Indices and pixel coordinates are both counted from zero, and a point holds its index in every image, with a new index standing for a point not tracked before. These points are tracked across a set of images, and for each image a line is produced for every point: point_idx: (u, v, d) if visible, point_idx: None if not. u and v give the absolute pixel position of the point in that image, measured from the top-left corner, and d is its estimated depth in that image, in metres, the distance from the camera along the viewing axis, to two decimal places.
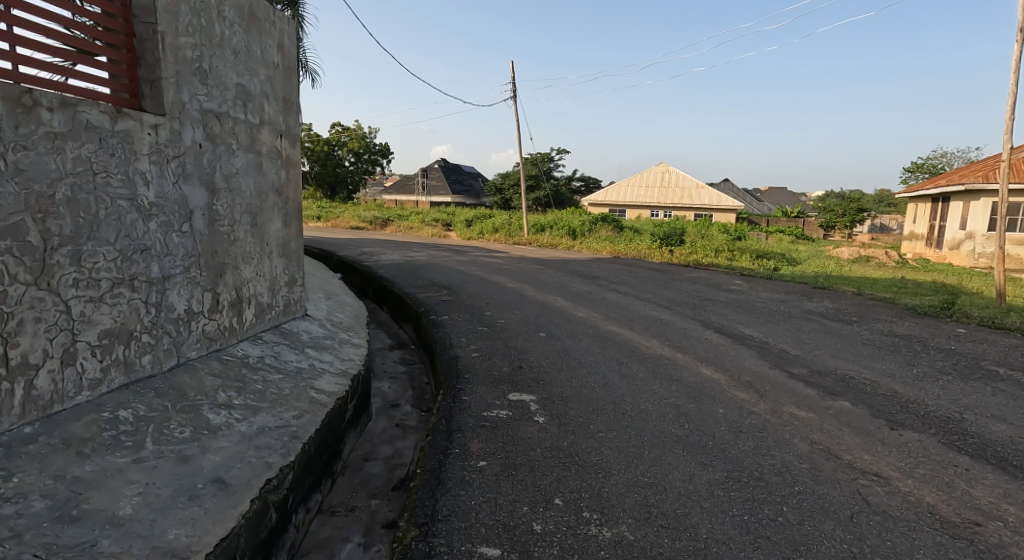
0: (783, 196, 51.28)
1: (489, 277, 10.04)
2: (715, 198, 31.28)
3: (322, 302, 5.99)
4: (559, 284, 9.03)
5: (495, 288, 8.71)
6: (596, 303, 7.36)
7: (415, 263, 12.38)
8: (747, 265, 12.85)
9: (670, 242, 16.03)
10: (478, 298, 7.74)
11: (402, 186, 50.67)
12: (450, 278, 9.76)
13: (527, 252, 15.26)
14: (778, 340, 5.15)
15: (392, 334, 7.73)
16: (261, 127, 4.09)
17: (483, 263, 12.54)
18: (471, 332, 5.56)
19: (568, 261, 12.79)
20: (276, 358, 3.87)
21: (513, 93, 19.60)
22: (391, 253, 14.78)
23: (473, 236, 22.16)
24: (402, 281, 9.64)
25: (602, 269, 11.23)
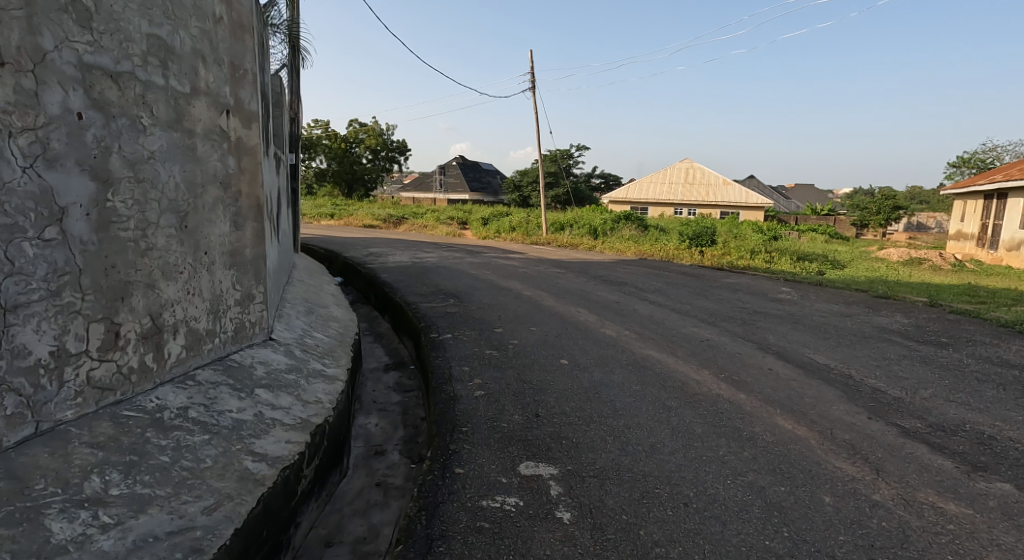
0: (811, 194, 49.50)
1: (503, 282, 9.02)
2: (743, 195, 29.89)
3: (299, 319, 4.99)
4: (582, 293, 7.98)
5: (509, 296, 7.69)
6: (625, 317, 6.31)
7: (423, 266, 11.42)
8: (790, 269, 11.64)
9: (700, 242, 14.86)
10: (488, 310, 6.71)
11: (419, 184, 49.87)
12: (458, 285, 8.76)
13: (545, 252, 14.23)
14: (864, 373, 4.05)
15: (389, 352, 6.74)
16: (194, 97, 3.08)
17: (498, 266, 11.53)
18: (477, 359, 4.53)
19: (591, 264, 11.70)
20: (207, 409, 2.87)
21: (531, 84, 18.55)
22: (400, 254, 13.86)
23: (489, 234, 21.18)
24: (405, 288, 8.67)
25: (629, 274, 10.15)
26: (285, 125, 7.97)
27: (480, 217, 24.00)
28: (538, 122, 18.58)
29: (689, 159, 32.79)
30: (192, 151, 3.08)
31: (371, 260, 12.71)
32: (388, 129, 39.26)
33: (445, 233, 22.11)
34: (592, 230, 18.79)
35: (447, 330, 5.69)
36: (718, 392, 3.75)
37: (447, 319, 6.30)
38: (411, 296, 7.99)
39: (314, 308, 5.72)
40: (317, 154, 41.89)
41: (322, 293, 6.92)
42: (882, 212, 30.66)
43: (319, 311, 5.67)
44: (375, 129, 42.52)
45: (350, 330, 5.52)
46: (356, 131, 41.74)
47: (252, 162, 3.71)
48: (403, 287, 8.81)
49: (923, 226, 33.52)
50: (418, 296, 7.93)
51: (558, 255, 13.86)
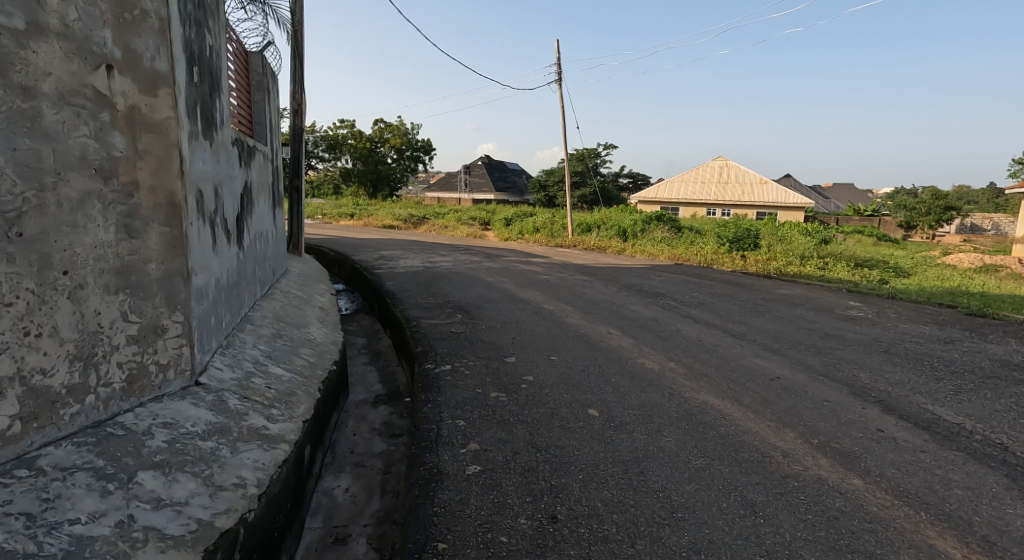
0: (851, 193, 47.31)
1: (521, 293, 7.95)
2: (781, 195, 28.29)
3: (256, 348, 3.95)
4: (611, 307, 6.85)
5: (526, 311, 6.59)
6: (666, 341, 5.19)
7: (436, 271, 10.42)
8: (849, 277, 10.32)
9: (742, 246, 13.55)
10: (500, 330, 5.64)
11: (444, 183, 49.05)
12: (470, 295, 7.75)
13: (571, 256, 13.11)
14: (1020, 444, 2.87)
15: (383, 381, 5.71)
16: (33, 38, 2.09)
17: (518, 272, 10.46)
18: (479, 408, 3.43)
19: (621, 270, 10.56)
20: (29, 524, 1.86)
21: (558, 74, 17.39)
22: (415, 257, 12.90)
23: (513, 235, 20.14)
24: (410, 299, 7.66)
25: (665, 283, 8.98)
26: (274, 115, 7.01)
27: (503, 218, 22.96)
28: (563, 116, 17.40)
29: (723, 157, 31.23)
30: (32, 122, 2.10)
31: (382, 265, 11.75)
32: (413, 128, 38.45)
33: (467, 235, 21.13)
34: (622, 232, 17.61)
35: (448, 358, 4.64)
36: (816, 473, 2.61)
37: (449, 342, 5.24)
38: (415, 308, 6.96)
39: (286, 331, 4.70)
40: (341, 154, 41.34)
41: (306, 310, 5.90)
42: (933, 213, 28.74)
43: (290, 334, 4.64)
44: (399, 128, 41.74)
45: (327, 359, 4.50)
46: (380, 130, 41.05)
47: (160, 143, 2.65)
48: (408, 297, 7.79)
49: (976, 227, 31.51)
50: (423, 309, 6.92)
51: (584, 259, 12.71)
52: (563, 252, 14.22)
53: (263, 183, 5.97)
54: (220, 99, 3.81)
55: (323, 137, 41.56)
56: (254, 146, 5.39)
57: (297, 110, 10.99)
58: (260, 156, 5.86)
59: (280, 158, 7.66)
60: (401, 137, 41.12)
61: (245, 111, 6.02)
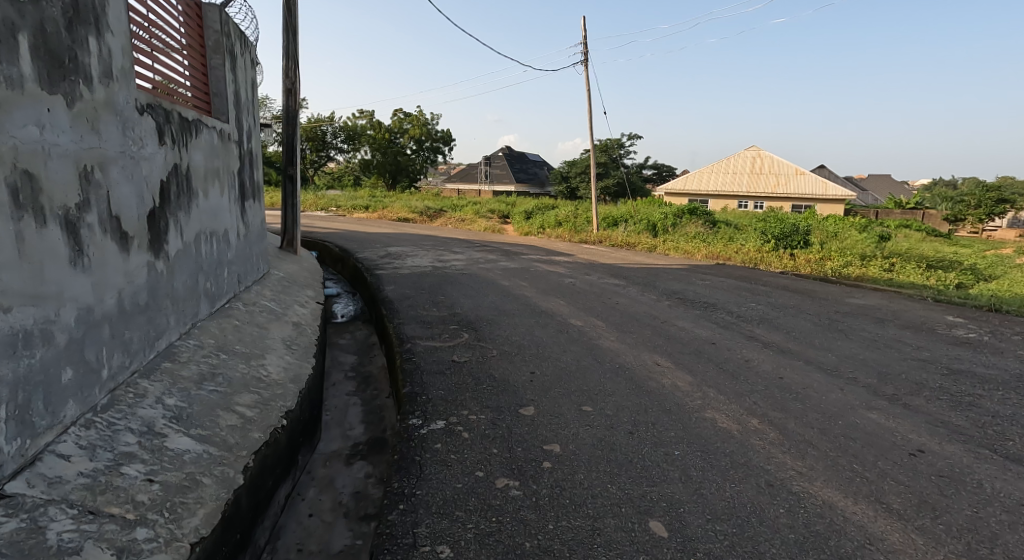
0: (888, 185, 45.09)
1: (541, 303, 6.68)
2: (819, 186, 26.51)
3: (160, 404, 2.73)
4: (652, 324, 5.57)
5: (547, 330, 5.33)
6: (735, 378, 3.89)
7: (445, 272, 9.22)
8: (923, 280, 8.88)
9: (789, 243, 12.12)
10: (513, 358, 4.39)
11: (463, 174, 47.85)
12: (480, 305, 6.50)
13: (597, 254, 11.82)
14: None
15: (365, 423, 4.51)
16: None
17: (538, 274, 9.19)
18: (479, 523, 2.23)
19: (656, 271, 9.25)
20: None
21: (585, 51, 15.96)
22: (425, 255, 11.72)
23: (533, 229, 18.88)
24: (408, 308, 6.45)
25: (709, 288, 7.65)
26: (240, 90, 5.84)
27: (523, 211, 21.68)
28: (589, 101, 16.01)
29: (757, 147, 29.44)
30: None
31: (386, 264, 10.58)
32: (432, 118, 37.23)
33: (484, 229, 19.91)
34: (651, 227, 16.23)
35: (442, 407, 3.40)
36: None
37: (447, 377, 3.99)
38: (412, 322, 5.74)
39: (224, 368, 3.49)
40: (359, 145, 40.36)
41: (271, 331, 4.71)
42: (983, 206, 26.75)
43: (229, 372, 3.44)
44: (418, 118, 40.55)
45: (275, 410, 3.29)
46: (398, 120, 39.89)
47: None
48: (406, 306, 6.58)
49: None
50: (421, 323, 5.69)
51: (612, 258, 11.40)
52: (588, 249, 12.94)
53: (218, 170, 4.77)
54: (104, 41, 2.62)
55: (340, 127, 40.61)
56: (199, 121, 4.21)
57: (291, 90, 9.98)
58: (214, 137, 4.68)
59: (253, 144, 6.48)
60: (420, 127, 39.88)
61: (197, 80, 4.86)
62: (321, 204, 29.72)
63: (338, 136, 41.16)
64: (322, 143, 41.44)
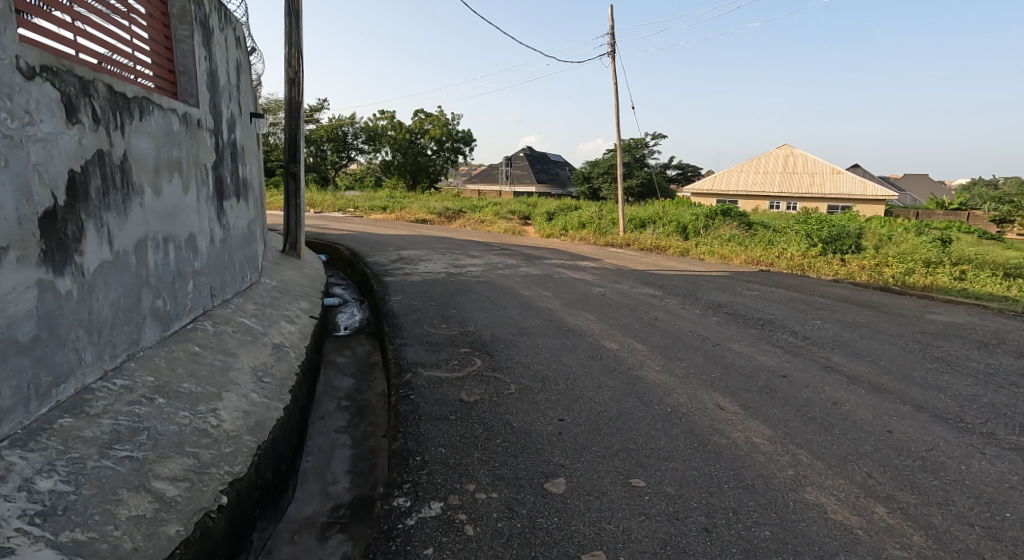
0: (925, 184, 43.24)
1: (566, 318, 5.77)
2: (857, 185, 25.13)
3: (24, 492, 1.93)
4: (701, 348, 4.64)
5: (574, 356, 4.43)
6: (830, 431, 2.95)
7: (458, 280, 8.35)
8: (1002, 289, 7.78)
9: (838, 246, 11.01)
10: (535, 396, 3.50)
11: (483, 174, 47.09)
12: (496, 321, 5.62)
13: (625, 259, 10.86)
14: None
15: (351, 475, 3.65)
16: None
17: (562, 282, 8.28)
18: None
19: (692, 279, 8.29)
20: None
21: (610, 40, 15.01)
22: (439, 260, 10.88)
23: (555, 231, 17.95)
24: (414, 324, 5.59)
25: (760, 300, 6.66)
26: (219, 72, 5.06)
27: (544, 211, 20.77)
28: (615, 94, 15.03)
29: (790, 144, 28.12)
30: None
31: (397, 269, 9.76)
32: (453, 118, 36.53)
33: (503, 230, 19.05)
34: (682, 229, 15.23)
35: (441, 478, 2.52)
36: None
37: (450, 425, 3.11)
38: (416, 343, 4.88)
39: (154, 418, 2.65)
40: (379, 146, 39.85)
41: (240, 357, 3.87)
42: None
43: (159, 425, 2.60)
44: (438, 118, 39.87)
45: (214, 481, 2.43)
46: (419, 120, 39.25)
47: None
48: (411, 322, 5.72)
49: None
50: (426, 344, 4.83)
51: (643, 263, 10.44)
52: (615, 253, 11.99)
53: (179, 161, 3.98)
54: None
55: (360, 128, 40.14)
56: (145, 99, 3.41)
57: (294, 80, 9.23)
58: (171, 120, 3.88)
59: (238, 135, 5.69)
60: (440, 127, 39.13)
61: (157, 55, 4.09)
62: (339, 205, 29.18)
63: (358, 136, 40.74)
64: (342, 144, 41.01)
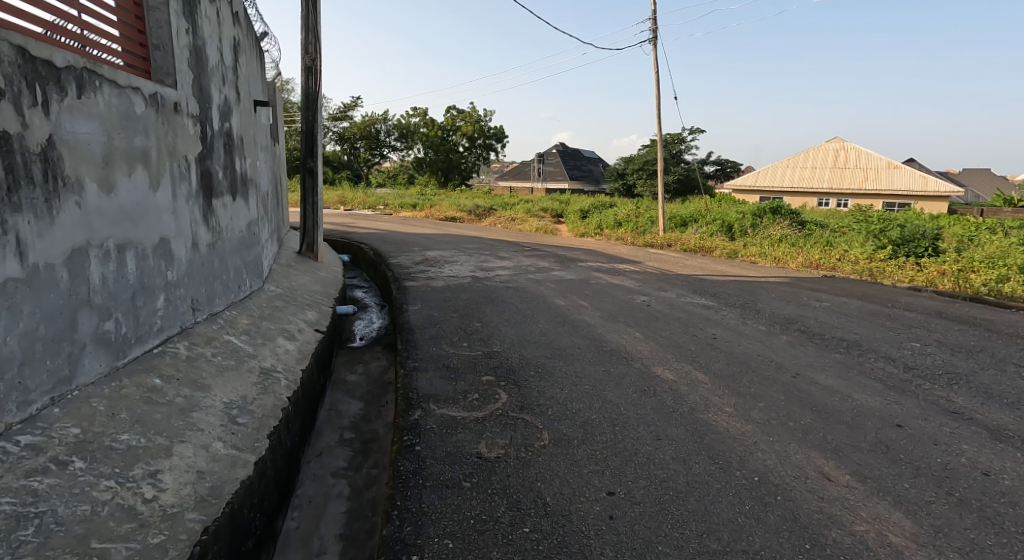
0: (982, 180, 40.90)
1: (610, 337, 4.97)
2: (916, 181, 23.53)
3: None
4: (777, 384, 3.79)
5: (622, 391, 3.64)
6: (997, 527, 2.14)
7: (487, 285, 7.61)
8: None
9: (911, 248, 9.93)
10: (575, 453, 2.73)
11: (516, 171, 46.33)
12: (527, 340, 4.85)
13: (669, 263, 9.98)
14: None
15: (342, 543, 2.94)
16: None
17: (601, 289, 7.47)
18: None
19: (748, 287, 7.40)
20: None
21: (653, 27, 14.07)
22: (467, 262, 10.17)
23: (591, 229, 17.08)
24: (431, 341, 4.86)
25: (835, 315, 5.76)
26: (209, 49, 4.36)
27: (579, 209, 19.90)
28: (657, 84, 14.07)
29: (841, 138, 26.57)
30: None
31: (421, 272, 9.08)
32: (486, 114, 35.81)
33: (536, 229, 18.26)
34: (727, 228, 14.22)
35: None
36: None
37: (464, 500, 2.37)
38: (431, 368, 4.14)
39: (60, 495, 2.00)
40: (411, 143, 39.46)
41: (212, 390, 3.19)
42: None
43: (61, 507, 1.95)
44: (472, 114, 39.24)
45: None
46: (451, 117, 38.65)
47: None
48: (429, 338, 4.99)
49: None
50: (443, 370, 4.09)
51: (689, 267, 9.55)
52: (656, 255, 11.10)
53: (145, 152, 3.32)
54: None
55: (393, 124, 39.84)
56: (88, 71, 2.75)
57: (311, 68, 8.61)
58: (134, 102, 3.22)
59: (237, 125, 5.05)
60: (473, 124, 38.45)
61: (124, 25, 3.41)
62: (369, 202, 28.77)
63: (391, 133, 40.46)
64: (375, 141, 40.71)
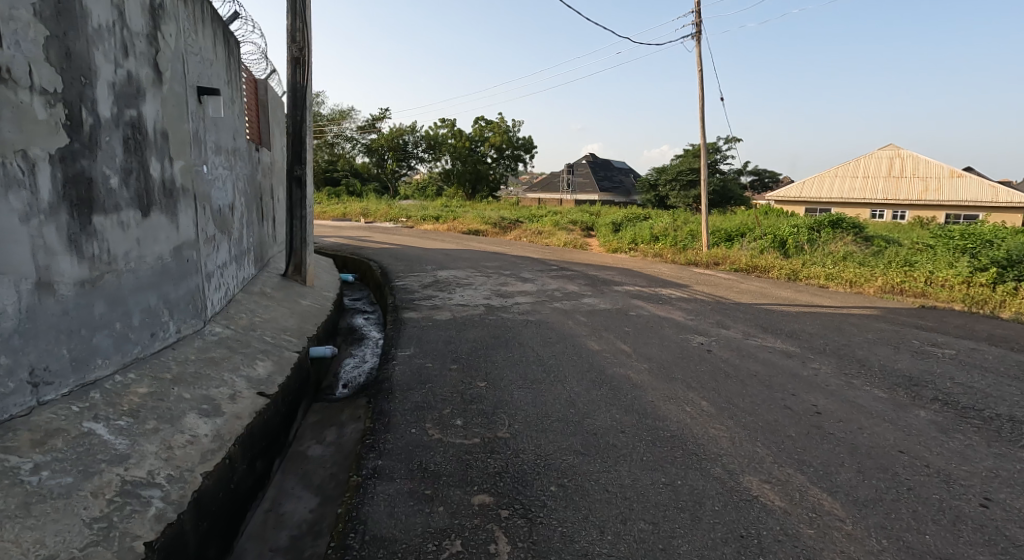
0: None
1: (666, 413, 3.47)
2: (987, 191, 21.36)
3: None
4: (961, 535, 2.25)
5: (703, 545, 2.19)
6: None
7: (503, 319, 6.20)
8: None
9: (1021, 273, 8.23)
10: None
11: (545, 182, 44.94)
12: (548, 419, 3.39)
13: (723, 287, 8.43)
14: None
15: None
16: None
17: (643, 324, 5.95)
18: None
19: (833, 324, 5.85)
20: None
21: (696, 19, 12.56)
22: (485, 285, 8.78)
23: (625, 243, 15.57)
24: (412, 418, 3.42)
25: (976, 374, 4.22)
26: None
27: (610, 221, 18.39)
28: (701, 84, 12.48)
29: (896, 145, 24.61)
30: None
31: (427, 298, 7.68)
32: (514, 125, 34.61)
33: (564, 244, 16.76)
34: (781, 244, 12.53)
35: None
36: None
37: None
38: (400, 477, 2.73)
39: None
40: (438, 154, 38.48)
41: None
42: None
43: None
44: (500, 124, 38.11)
45: None
46: (479, 128, 37.46)
47: None
48: (412, 409, 3.57)
49: None
50: (416, 482, 2.67)
51: (747, 292, 7.99)
52: (705, 277, 9.51)
53: None
54: None
55: (420, 136, 38.98)
56: None
57: (299, 59, 7.34)
58: None
59: (155, 115, 3.72)
60: (501, 135, 37.20)
61: None
62: (392, 215, 27.64)
63: (418, 145, 39.59)
64: (402, 152, 39.76)
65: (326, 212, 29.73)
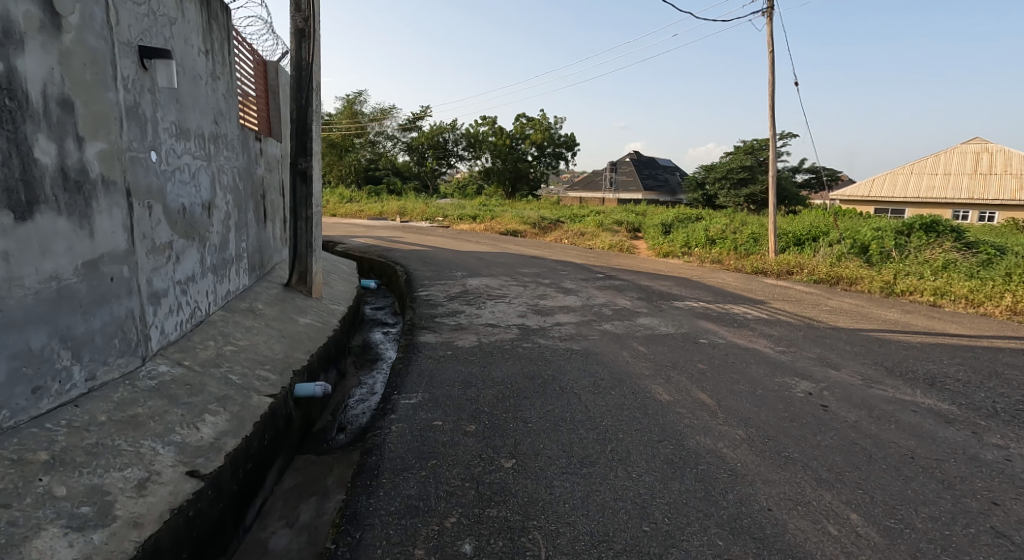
0: None
1: (801, 543, 2.17)
2: None
3: None
4: None
5: None
6: None
7: (541, 347, 4.95)
8: None
9: None
10: None
11: (586, 180, 43.46)
12: (610, 549, 2.13)
13: (808, 305, 6.99)
14: None
15: None
16: None
17: (721, 360, 4.60)
18: None
19: (982, 364, 4.39)
20: None
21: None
22: (521, 297, 7.55)
23: (678, 247, 14.10)
24: (396, 537, 2.21)
25: None
26: None
27: (660, 222, 16.92)
28: (772, 67, 10.91)
29: (982, 139, 22.37)
30: None
31: (451, 315, 6.49)
32: (557, 121, 33.26)
33: (610, 247, 15.35)
34: (863, 251, 10.91)
35: None
36: None
37: None
38: None
39: None
40: (478, 152, 37.46)
41: None
42: None
43: None
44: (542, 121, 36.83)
45: None
46: (520, 125, 36.26)
47: None
48: (400, 516, 2.35)
49: None
50: None
51: (842, 312, 6.55)
52: (781, 290, 8.06)
53: None
54: None
55: (461, 134, 38.04)
56: None
57: (303, 31, 6.21)
58: None
59: (46, 76, 2.61)
60: (542, 132, 35.94)
61: None
62: (427, 214, 26.57)
63: (458, 142, 38.63)
64: (441, 151, 38.86)
65: (363, 213, 28.81)
